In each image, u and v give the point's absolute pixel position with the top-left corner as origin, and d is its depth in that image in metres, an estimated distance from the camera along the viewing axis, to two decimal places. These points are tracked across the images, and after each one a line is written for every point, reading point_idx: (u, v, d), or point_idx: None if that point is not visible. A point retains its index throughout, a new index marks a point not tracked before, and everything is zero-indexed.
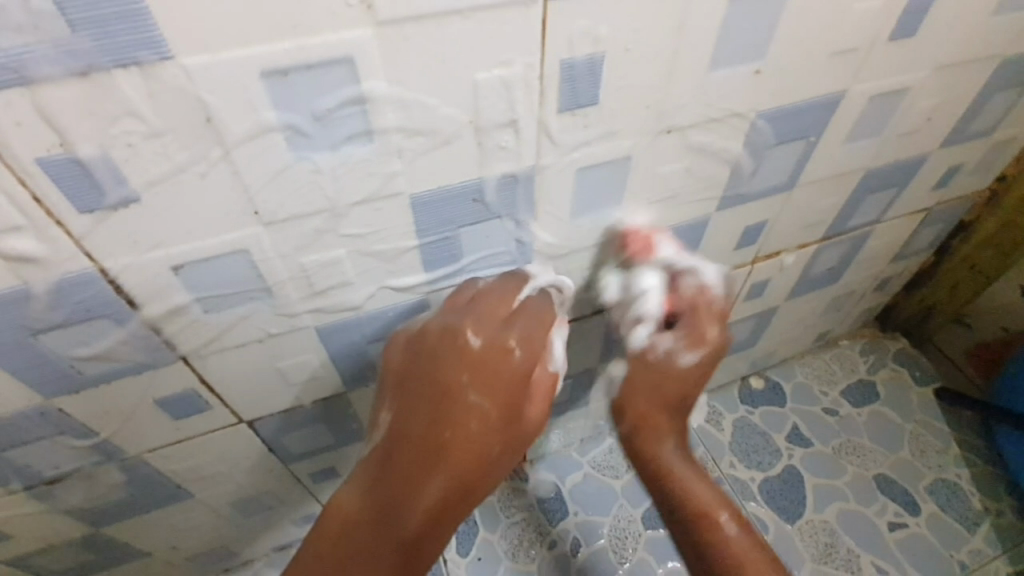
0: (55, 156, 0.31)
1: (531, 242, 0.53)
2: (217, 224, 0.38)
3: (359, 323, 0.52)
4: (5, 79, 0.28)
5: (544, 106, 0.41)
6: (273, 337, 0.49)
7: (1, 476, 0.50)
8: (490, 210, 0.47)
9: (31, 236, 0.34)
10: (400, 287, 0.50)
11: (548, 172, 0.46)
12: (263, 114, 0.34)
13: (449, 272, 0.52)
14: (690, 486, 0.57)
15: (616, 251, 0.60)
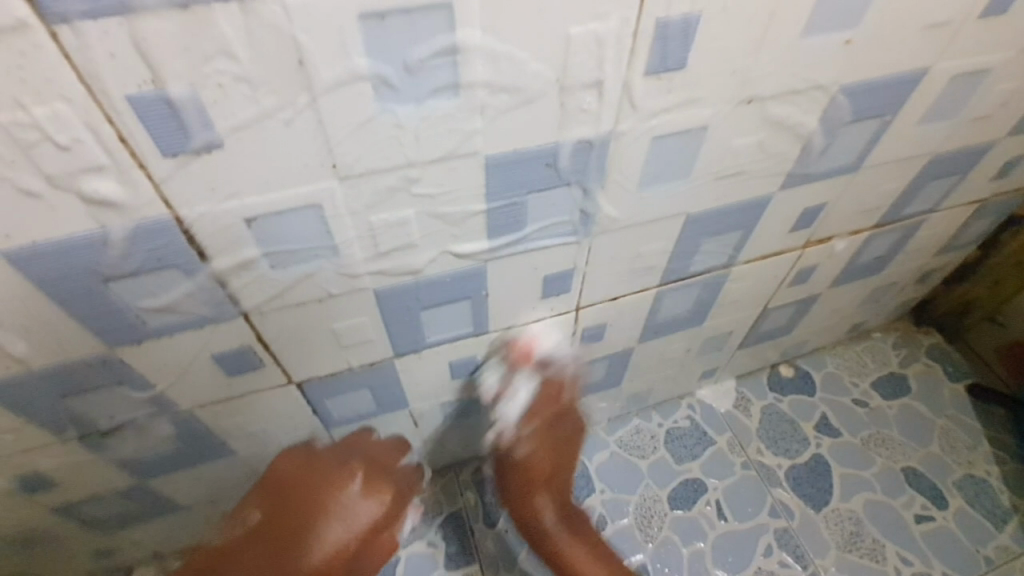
0: (146, 94, 0.30)
1: (594, 213, 0.52)
2: (294, 175, 0.37)
3: (415, 286, 0.51)
4: (106, 6, 0.26)
5: (632, 66, 0.39)
6: (333, 297, 0.48)
7: (58, 423, 0.50)
8: (561, 176, 0.46)
9: (112, 177, 0.33)
10: (462, 254, 0.49)
11: (623, 139, 0.45)
12: (355, 61, 0.32)
13: (509, 240, 0.50)
14: (554, 535, 0.73)
15: (675, 227, 0.58)
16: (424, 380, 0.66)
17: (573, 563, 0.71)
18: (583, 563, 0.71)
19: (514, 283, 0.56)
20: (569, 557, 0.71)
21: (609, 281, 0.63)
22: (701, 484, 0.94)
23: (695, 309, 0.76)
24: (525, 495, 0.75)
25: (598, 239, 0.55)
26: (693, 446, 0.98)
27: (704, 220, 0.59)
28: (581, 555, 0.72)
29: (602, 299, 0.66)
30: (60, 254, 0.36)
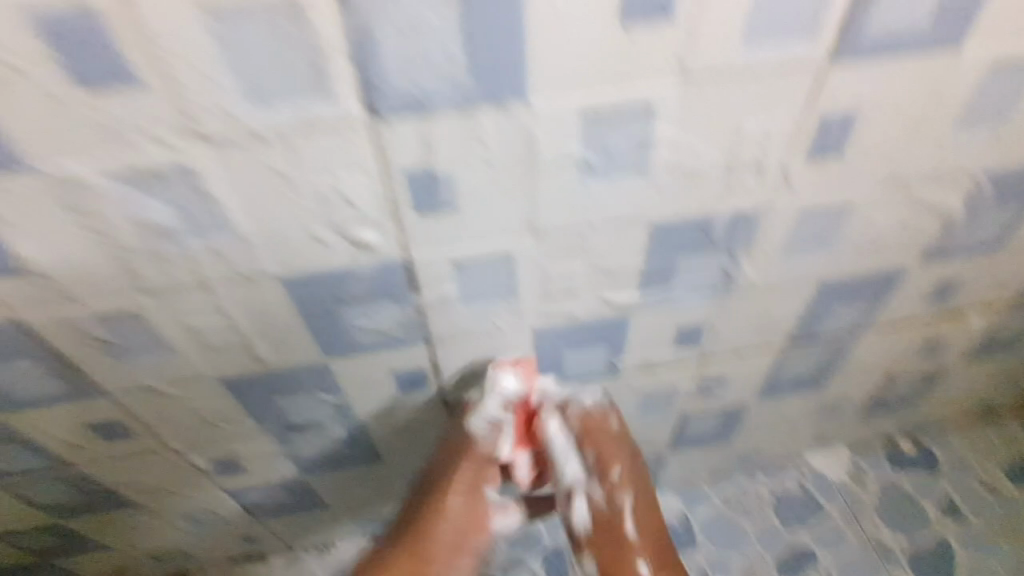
0: (416, 167, 0.40)
1: (735, 278, 0.57)
2: (498, 233, 0.46)
3: (563, 327, 0.57)
4: (413, 108, 0.37)
5: (794, 153, 0.45)
6: (500, 333, 0.56)
7: (268, 418, 0.61)
8: (714, 242, 0.52)
9: (374, 226, 0.43)
10: (613, 304, 0.56)
11: (774, 213, 0.50)
12: (569, 146, 0.41)
13: (649, 291, 0.56)
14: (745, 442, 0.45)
15: (808, 294, 0.61)
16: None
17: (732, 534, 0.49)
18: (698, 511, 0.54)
19: (652, 334, 0.62)
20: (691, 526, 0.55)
21: (733, 338, 0.65)
22: (808, 554, 0.92)
23: (817, 373, 0.77)
24: (645, 524, 0.57)
25: (735, 301, 0.60)
26: (800, 511, 0.96)
27: (836, 290, 0.62)
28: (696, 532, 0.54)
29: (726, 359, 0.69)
30: (316, 276, 0.46)
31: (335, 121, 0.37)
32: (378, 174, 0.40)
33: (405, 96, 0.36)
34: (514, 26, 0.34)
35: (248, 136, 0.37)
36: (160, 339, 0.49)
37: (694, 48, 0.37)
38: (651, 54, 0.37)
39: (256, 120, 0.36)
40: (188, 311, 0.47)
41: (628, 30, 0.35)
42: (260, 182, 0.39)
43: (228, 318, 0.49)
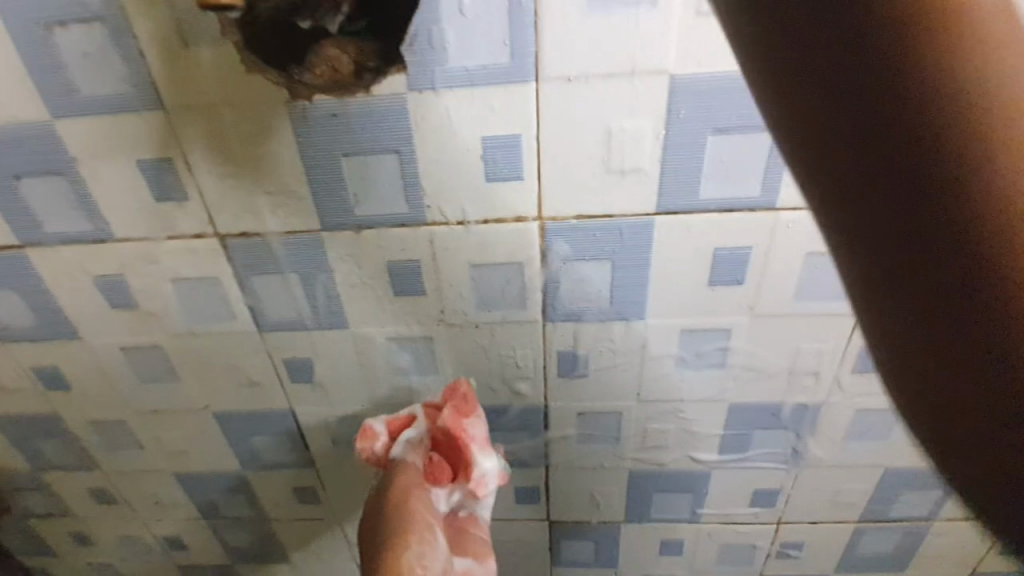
0: (348, 254, 0.47)
1: (654, 389, 0.55)
2: (421, 320, 0.51)
3: (501, 422, 0.59)
4: (341, 207, 0.44)
5: (696, 281, 0.47)
6: None
7: (230, 459, 0.64)
8: (625, 357, 0.53)
9: (319, 295, 0.49)
10: (537, 407, 0.57)
11: (681, 334, 0.51)
12: (472, 256, 0.46)
13: (592, 403, 0.57)
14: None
15: (740, 404, 0.56)
16: (506, 519, 0.69)
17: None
18: (990, 183, 0.19)
19: (582, 447, 0.61)
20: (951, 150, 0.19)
21: (702, 454, 0.61)
22: None
23: (778, 502, 0.67)
24: None
25: (657, 428, 0.59)
26: None
27: (770, 408, 0.57)
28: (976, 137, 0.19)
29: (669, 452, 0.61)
30: (266, 343, 0.53)
31: (280, 203, 0.44)
32: (319, 248, 0.46)
33: (334, 198, 0.43)
34: (409, 172, 0.42)
35: (217, 205, 0.44)
36: (145, 381, 0.56)
37: (569, 191, 0.42)
38: (542, 182, 0.42)
39: (218, 225, 0.45)
40: (168, 362, 0.55)
41: (503, 175, 0.42)
42: (225, 242, 0.46)
43: (199, 373, 0.55)
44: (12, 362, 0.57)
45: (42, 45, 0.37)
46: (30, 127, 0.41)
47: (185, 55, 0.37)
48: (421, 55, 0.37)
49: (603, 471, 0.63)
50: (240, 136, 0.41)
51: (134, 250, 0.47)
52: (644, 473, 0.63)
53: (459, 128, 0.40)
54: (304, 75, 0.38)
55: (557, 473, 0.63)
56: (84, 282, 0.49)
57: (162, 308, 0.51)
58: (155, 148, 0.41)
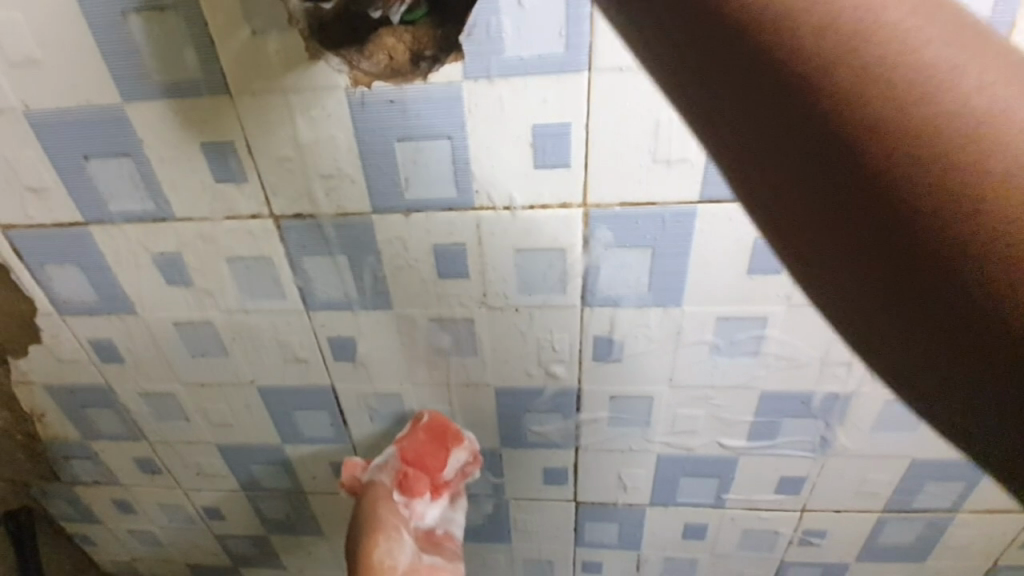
0: (395, 236, 0.48)
1: (687, 374, 0.56)
2: (463, 302, 0.52)
3: (535, 403, 0.60)
4: (391, 189, 0.45)
5: (734, 269, 0.48)
6: (467, 397, 0.60)
7: (270, 434, 0.66)
8: (659, 342, 0.54)
9: (365, 275, 0.51)
10: (570, 389, 0.59)
11: (716, 321, 0.52)
12: (516, 241, 0.47)
13: (625, 386, 0.58)
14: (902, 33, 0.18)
15: (772, 391, 0.57)
16: (535, 499, 0.71)
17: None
18: (975, 208, 0.17)
19: (612, 430, 0.62)
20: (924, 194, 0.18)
21: (730, 440, 0.63)
22: None
23: (804, 490, 0.67)
24: None
25: (688, 413, 0.60)
26: None
27: (802, 396, 0.58)
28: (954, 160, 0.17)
29: (699, 437, 0.62)
30: (313, 321, 0.55)
31: (332, 183, 0.45)
32: (368, 230, 0.48)
33: (385, 181, 0.45)
34: (460, 158, 0.43)
35: (272, 186, 0.46)
36: (195, 356, 0.59)
37: (615, 179, 0.43)
38: (589, 169, 0.43)
39: (274, 205, 0.47)
40: (219, 338, 0.57)
41: (551, 162, 0.43)
42: (277, 221, 0.48)
43: (248, 349, 0.58)
44: (69, 335, 0.59)
45: (120, 32, 0.40)
46: (102, 109, 0.43)
47: (251, 40, 0.39)
48: (480, 44, 0.38)
49: (632, 454, 0.65)
50: (299, 120, 0.42)
51: (190, 227, 0.49)
52: (672, 457, 0.65)
53: (511, 116, 0.41)
54: (360, 62, 0.40)
55: (587, 454, 0.65)
56: (144, 259, 0.52)
57: (214, 284, 0.53)
58: (218, 130, 0.43)
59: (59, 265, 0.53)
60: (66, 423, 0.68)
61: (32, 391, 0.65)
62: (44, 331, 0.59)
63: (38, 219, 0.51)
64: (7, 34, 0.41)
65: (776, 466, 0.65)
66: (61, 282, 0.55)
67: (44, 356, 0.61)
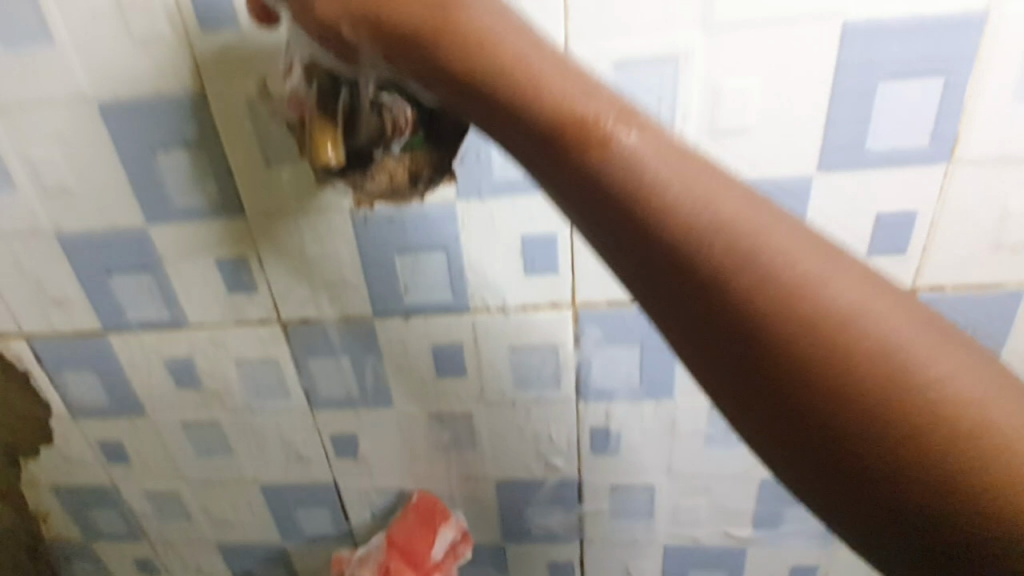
0: (395, 338, 0.51)
1: (685, 463, 0.57)
2: (461, 398, 0.54)
3: (535, 495, 0.60)
4: (391, 296, 0.48)
5: None
6: (467, 492, 0.60)
7: (270, 532, 0.65)
8: (655, 433, 0.55)
9: (366, 375, 0.53)
10: (570, 481, 0.59)
11: (709, 412, 0.53)
12: (509, 340, 0.50)
13: (625, 477, 0.58)
14: (797, 263, 0.23)
15: (773, 479, 0.57)
16: None
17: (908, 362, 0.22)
18: (861, 397, 0.23)
19: (615, 521, 0.62)
20: (824, 389, 0.23)
21: (736, 530, 0.62)
22: None
23: None
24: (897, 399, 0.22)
25: (690, 504, 0.60)
26: None
27: None
28: (843, 360, 0.23)
29: (703, 527, 0.61)
30: (316, 418, 0.56)
31: (336, 292, 0.48)
32: (369, 333, 0.50)
33: (386, 289, 0.48)
34: (455, 267, 0.46)
35: (280, 295, 0.49)
36: (200, 454, 0.60)
37: (600, 281, 0.46)
38: (575, 274, 0.46)
39: (282, 312, 0.50)
40: (224, 436, 0.58)
41: (540, 268, 0.46)
42: (284, 326, 0.51)
43: (252, 447, 0.59)
44: (79, 436, 0.61)
45: (149, 166, 0.44)
46: (128, 230, 0.47)
47: (266, 171, 0.44)
48: (470, 170, 0.43)
49: (637, 545, 0.63)
50: (307, 237, 0.46)
51: (201, 333, 0.52)
52: (678, 548, 0.63)
53: (501, 230, 0.45)
54: (364, 182, 0.42)
55: (590, 547, 0.64)
56: (157, 363, 0.54)
57: (222, 386, 0.55)
58: (232, 246, 0.47)
59: (76, 370, 0.56)
60: (68, 523, 0.68)
61: (38, 491, 0.65)
62: (56, 432, 0.61)
63: (60, 327, 0.54)
64: (46, 167, 0.45)
65: (786, 556, 0.63)
66: (76, 386, 0.57)
67: (54, 457, 0.63)
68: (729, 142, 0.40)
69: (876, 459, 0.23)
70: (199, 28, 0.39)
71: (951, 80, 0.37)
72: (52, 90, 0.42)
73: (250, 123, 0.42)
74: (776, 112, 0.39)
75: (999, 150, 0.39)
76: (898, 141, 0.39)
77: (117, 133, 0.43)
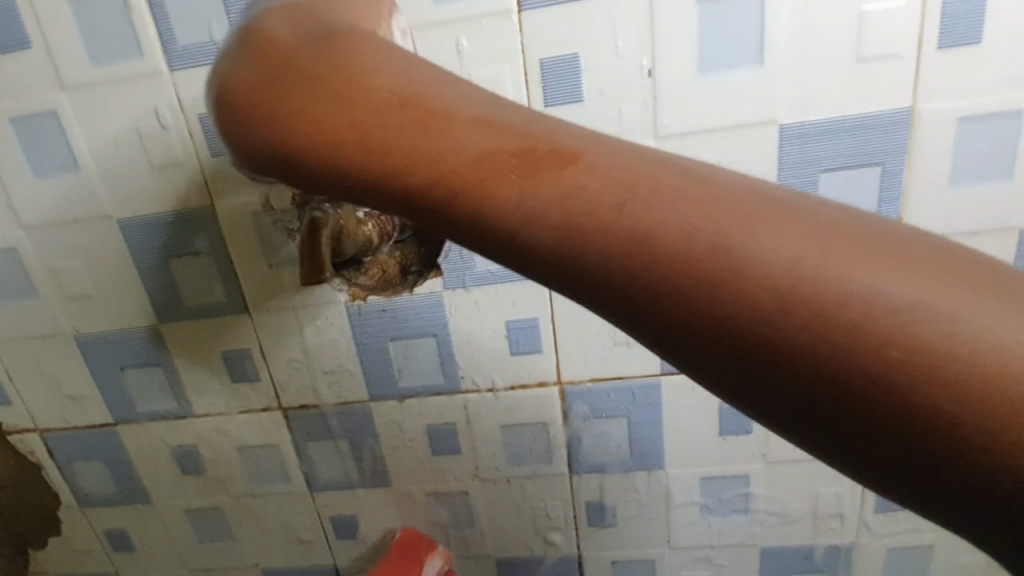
0: (391, 419, 0.53)
1: (684, 535, 0.56)
2: (457, 476, 0.55)
3: (536, 574, 0.59)
4: (385, 380, 0.51)
5: (706, 431, 0.51)
6: (467, 572, 0.60)
7: None
8: (650, 505, 0.55)
9: (364, 456, 0.55)
10: (570, 559, 0.58)
11: (701, 481, 0.54)
12: (501, 417, 0.52)
13: (625, 551, 0.57)
14: (718, 239, 0.20)
15: (774, 549, 0.57)
16: None
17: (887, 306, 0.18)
18: (868, 365, 0.18)
19: None
20: (822, 370, 0.19)
21: None
22: None
23: None
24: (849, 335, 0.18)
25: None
26: None
27: (805, 552, 0.57)
28: (818, 335, 0.19)
29: None
30: (316, 501, 0.57)
31: (334, 378, 0.51)
32: (366, 415, 0.52)
33: (380, 373, 0.50)
34: (445, 350, 0.49)
35: (282, 382, 0.52)
36: (203, 540, 0.61)
37: (582, 359, 0.49)
38: (559, 353, 0.49)
39: (283, 399, 0.53)
40: (226, 521, 0.59)
41: (525, 349, 0.49)
42: (285, 412, 0.53)
43: (254, 531, 0.60)
44: (86, 526, 0.62)
45: (162, 271, 0.49)
46: (141, 328, 0.51)
47: (268, 271, 0.48)
48: (455, 264, 0.46)
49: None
50: (306, 328, 0.50)
51: (207, 421, 0.54)
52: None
53: (487, 315, 0.48)
54: (358, 277, 0.44)
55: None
56: (163, 452, 0.57)
57: (224, 471, 0.57)
58: (236, 340, 0.51)
59: (86, 462, 0.58)
60: None
61: None
62: (64, 523, 0.62)
63: (73, 422, 0.56)
64: (71, 276, 0.50)
65: None
66: (84, 476, 0.59)
67: (60, 547, 0.64)
68: None
69: (921, 429, 0.18)
70: (208, 151, 0.45)
71: (886, 169, 0.41)
72: (80, 209, 0.48)
73: (253, 230, 0.47)
74: None
75: (942, 228, 0.42)
76: None
77: (134, 243, 0.49)
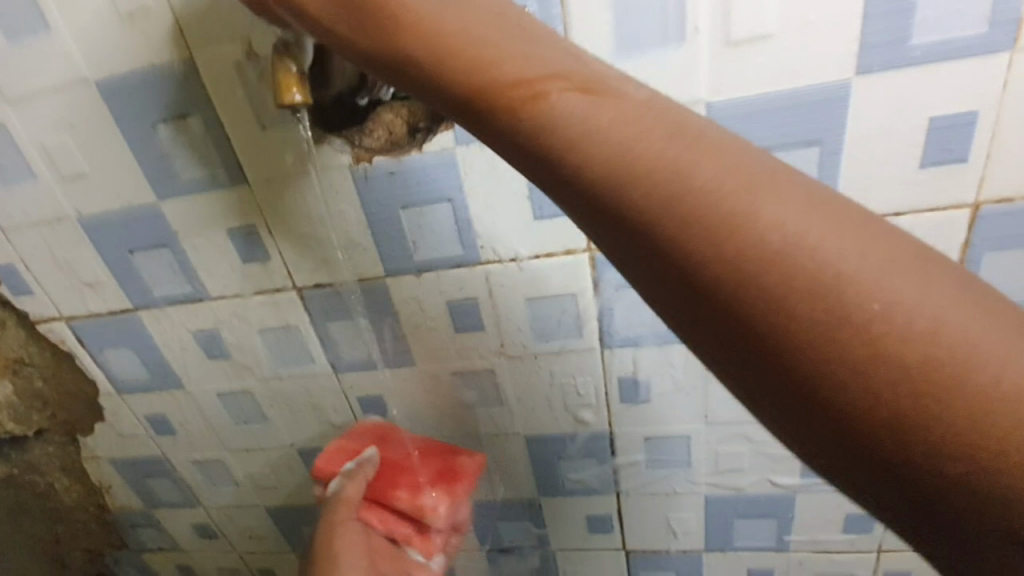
0: (410, 294, 0.50)
1: (724, 408, 0.53)
2: (482, 354, 0.53)
3: (567, 450, 0.58)
4: (400, 252, 0.47)
5: None
6: (497, 447, 0.59)
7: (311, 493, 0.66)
8: (686, 379, 0.52)
9: (386, 336, 0.53)
10: (603, 433, 0.56)
11: None
12: (526, 290, 0.48)
13: (660, 426, 0.55)
14: (760, 214, 0.21)
15: None
16: (581, 550, 0.66)
17: (937, 330, 0.20)
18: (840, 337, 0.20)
19: (652, 473, 0.59)
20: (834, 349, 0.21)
21: (783, 477, 0.57)
22: None
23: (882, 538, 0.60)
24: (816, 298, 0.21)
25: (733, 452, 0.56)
26: None
27: None
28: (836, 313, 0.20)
29: (749, 477, 0.58)
30: (342, 383, 0.57)
31: (347, 252, 0.48)
32: (385, 293, 0.50)
33: (394, 245, 0.47)
34: (461, 216, 0.45)
35: (294, 260, 0.49)
36: (238, 423, 0.62)
37: None
38: None
39: (298, 279, 0.50)
40: (258, 403, 0.60)
41: (550, 213, 0.44)
42: (302, 291, 0.51)
43: (286, 413, 0.60)
44: (127, 411, 0.64)
45: (152, 142, 0.45)
46: (143, 208, 0.49)
47: (263, 135, 0.44)
48: None
49: (677, 497, 0.60)
50: (312, 199, 0.46)
51: (225, 305, 0.53)
52: (720, 499, 0.60)
53: (506, 175, 0.43)
54: (363, 138, 0.44)
55: (629, 500, 0.61)
56: (187, 337, 0.56)
57: (250, 354, 0.56)
58: (240, 215, 0.48)
59: (116, 349, 0.58)
60: (127, 494, 0.71)
61: (98, 464, 0.69)
62: (107, 409, 0.64)
63: (97, 310, 0.56)
64: (63, 155, 0.47)
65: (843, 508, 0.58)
66: (117, 363, 0.59)
67: (108, 432, 0.66)
68: (747, 52, 0.36)
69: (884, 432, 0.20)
70: None
71: None
72: (56, 74, 0.44)
73: (240, 87, 0.42)
74: (802, 12, 0.34)
75: None
76: (949, 29, 0.34)
77: (118, 111, 0.44)
